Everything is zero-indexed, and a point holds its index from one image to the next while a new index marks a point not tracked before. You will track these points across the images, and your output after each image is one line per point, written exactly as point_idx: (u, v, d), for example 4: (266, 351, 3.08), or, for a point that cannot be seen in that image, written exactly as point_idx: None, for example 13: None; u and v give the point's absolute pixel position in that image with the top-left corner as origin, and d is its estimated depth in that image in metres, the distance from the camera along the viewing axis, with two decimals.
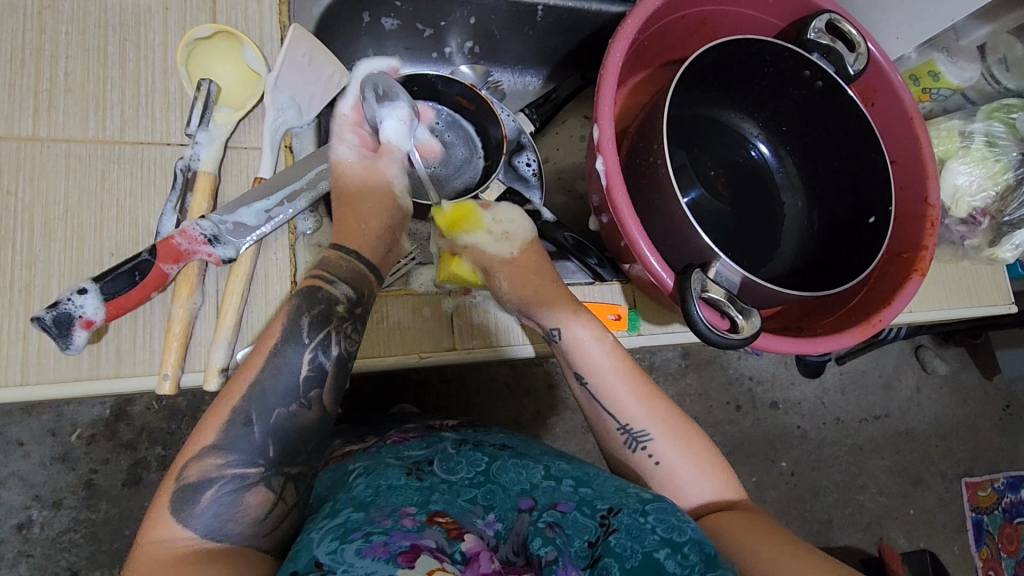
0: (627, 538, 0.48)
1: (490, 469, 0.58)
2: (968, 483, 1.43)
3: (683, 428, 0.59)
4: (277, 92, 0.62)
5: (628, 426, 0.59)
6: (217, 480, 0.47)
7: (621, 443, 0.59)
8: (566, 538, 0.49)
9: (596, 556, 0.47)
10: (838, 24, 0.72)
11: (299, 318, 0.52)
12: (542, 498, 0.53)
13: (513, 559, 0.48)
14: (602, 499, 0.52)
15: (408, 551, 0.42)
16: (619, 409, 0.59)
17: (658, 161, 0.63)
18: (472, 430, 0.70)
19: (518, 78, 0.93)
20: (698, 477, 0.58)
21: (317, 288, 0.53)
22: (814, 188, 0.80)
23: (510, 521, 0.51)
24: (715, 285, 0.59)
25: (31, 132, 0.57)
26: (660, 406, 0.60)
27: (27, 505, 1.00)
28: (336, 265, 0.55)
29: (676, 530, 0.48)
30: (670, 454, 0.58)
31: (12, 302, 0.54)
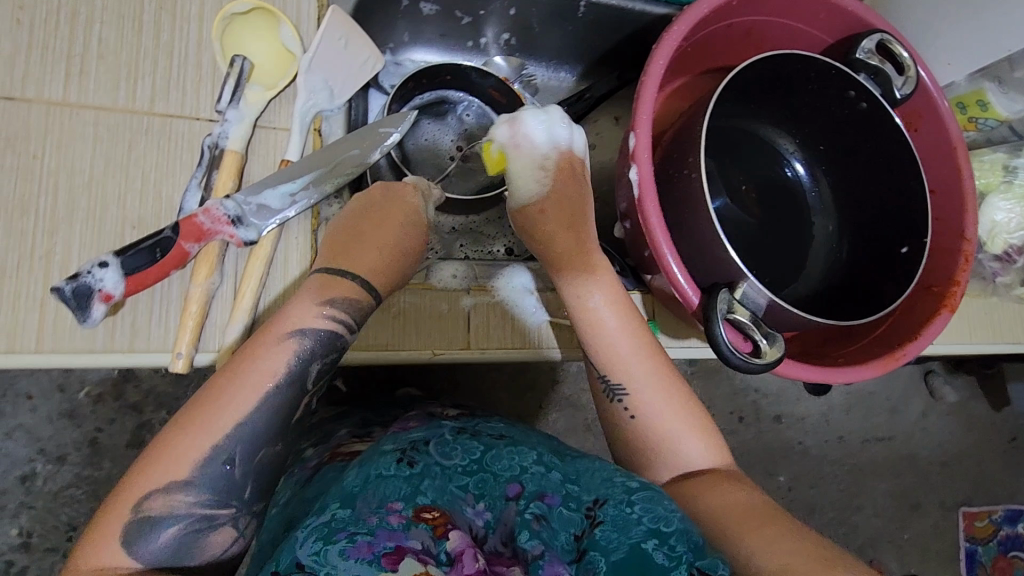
0: (613, 530, 0.49)
1: (484, 457, 0.57)
2: (965, 512, 1.41)
3: (667, 386, 0.59)
4: (310, 75, 0.62)
5: (607, 377, 0.59)
6: (183, 518, 0.45)
7: (600, 392, 0.60)
8: (552, 531, 0.51)
9: (581, 550, 0.49)
10: (889, 45, 0.69)
11: (309, 364, 0.50)
12: (529, 486, 0.54)
13: (500, 550, 0.50)
14: (589, 492, 0.53)
15: (393, 553, 0.44)
16: (599, 357, 0.60)
17: (692, 174, 0.61)
18: (472, 420, 0.69)
19: (553, 73, 0.91)
20: (686, 447, 0.57)
21: (338, 333, 0.51)
22: (846, 210, 0.77)
23: (498, 511, 0.52)
24: (741, 306, 0.58)
25: (62, 97, 0.56)
26: (646, 361, 0.59)
27: (31, 457, 1.02)
28: (364, 312, 0.53)
29: (663, 520, 0.48)
30: (648, 409, 0.58)
31: (32, 269, 0.53)
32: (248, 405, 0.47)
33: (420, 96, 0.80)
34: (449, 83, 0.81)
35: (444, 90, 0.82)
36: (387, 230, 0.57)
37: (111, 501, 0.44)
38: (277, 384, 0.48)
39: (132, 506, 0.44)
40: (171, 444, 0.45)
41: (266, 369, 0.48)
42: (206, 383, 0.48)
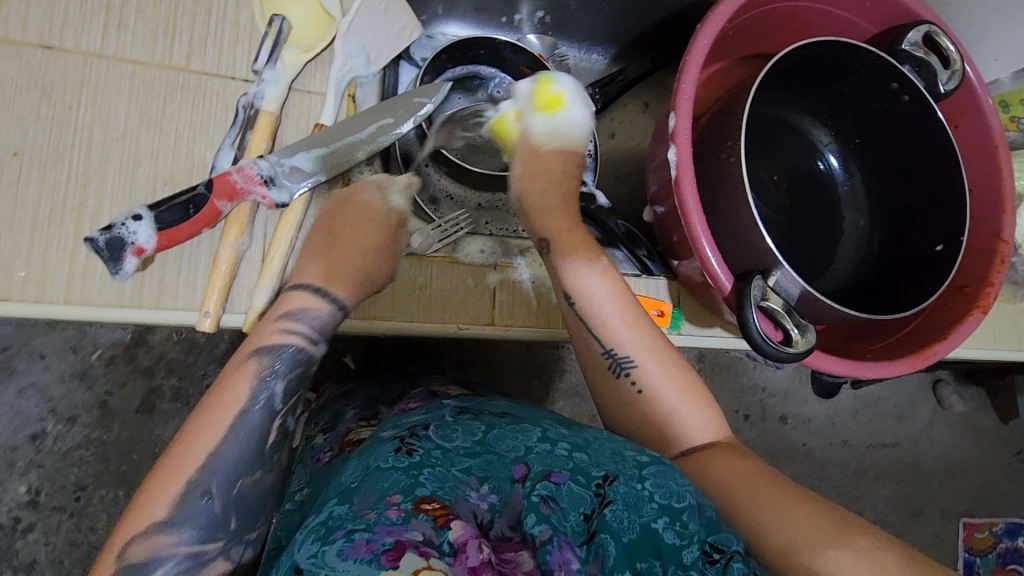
0: (624, 510, 0.46)
1: (487, 437, 0.55)
2: (966, 522, 1.41)
3: (668, 359, 0.58)
4: (348, 39, 0.61)
5: (612, 351, 0.58)
6: (169, 558, 0.45)
7: (604, 368, 0.58)
8: (562, 513, 0.46)
9: (593, 531, 0.45)
10: (937, 38, 0.68)
11: (275, 383, 0.51)
12: (536, 466, 0.50)
13: (508, 535, 0.46)
14: (597, 466, 0.50)
15: (393, 550, 0.40)
16: (605, 333, 0.58)
17: (730, 158, 0.60)
18: (472, 399, 0.69)
19: (585, 54, 0.90)
20: (687, 420, 0.56)
21: (295, 347, 0.52)
22: (878, 206, 0.76)
23: (504, 494, 0.49)
24: (775, 294, 0.57)
25: (99, 49, 0.56)
26: (650, 336, 0.59)
27: (42, 417, 1.02)
28: (326, 323, 0.54)
29: (674, 496, 0.47)
30: (653, 383, 0.57)
31: (64, 220, 0.53)
32: (216, 437, 0.48)
33: (452, 70, 0.79)
34: (482, 57, 0.79)
35: (476, 65, 0.80)
36: (355, 230, 0.58)
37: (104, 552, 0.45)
38: (245, 411, 0.49)
39: (115, 558, 0.45)
40: (152, 490, 0.46)
41: (230, 396, 0.49)
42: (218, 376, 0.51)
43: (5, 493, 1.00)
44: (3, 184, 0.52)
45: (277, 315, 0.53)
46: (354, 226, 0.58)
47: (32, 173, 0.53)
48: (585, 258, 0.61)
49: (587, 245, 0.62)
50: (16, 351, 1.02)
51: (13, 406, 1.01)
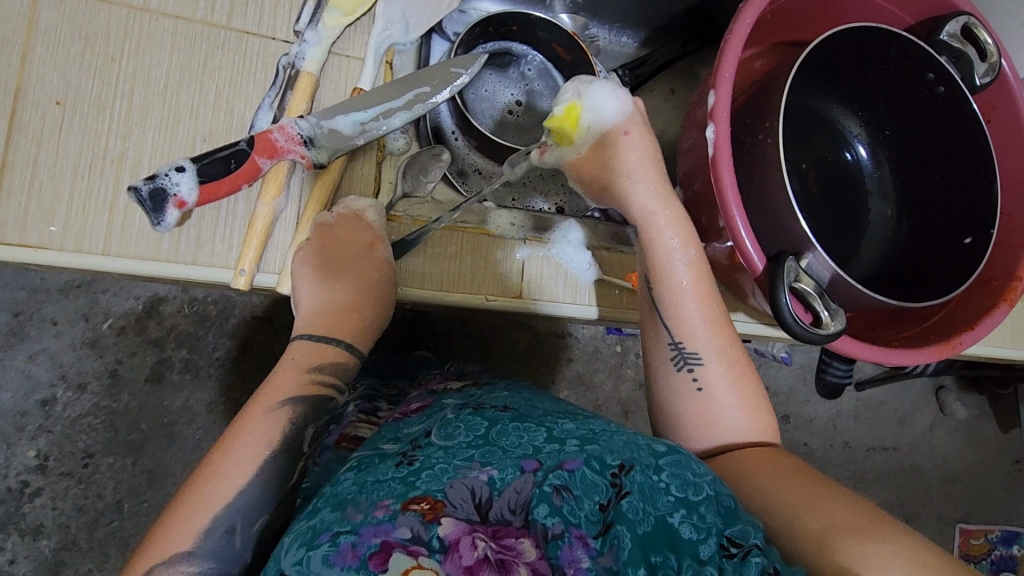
0: (640, 500, 0.43)
1: (491, 432, 0.51)
2: (962, 528, 1.40)
3: (735, 362, 0.56)
4: (389, 4, 0.61)
5: (680, 344, 0.56)
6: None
7: (667, 360, 0.56)
8: (575, 502, 0.43)
9: (608, 523, 0.42)
10: (975, 30, 0.68)
11: (305, 428, 0.49)
12: (548, 459, 0.45)
13: (508, 518, 0.42)
14: (613, 454, 0.46)
15: (379, 553, 0.38)
16: (677, 323, 0.57)
17: (768, 139, 0.60)
18: (478, 390, 0.65)
19: (615, 37, 0.89)
20: (738, 421, 0.54)
21: (327, 397, 0.52)
22: (906, 198, 0.76)
23: (508, 476, 0.44)
24: (807, 276, 0.58)
25: (142, 2, 0.55)
26: (721, 334, 0.57)
27: (52, 383, 1.01)
28: (347, 371, 0.54)
29: (690, 488, 0.44)
30: (716, 383, 0.55)
31: (103, 171, 0.53)
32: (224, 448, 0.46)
33: (483, 46, 0.77)
34: (513, 34, 0.78)
35: (508, 42, 0.79)
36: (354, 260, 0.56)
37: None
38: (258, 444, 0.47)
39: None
40: (173, 523, 0.43)
41: (257, 436, 0.47)
42: (243, 405, 0.50)
43: (13, 457, 0.99)
44: (44, 133, 0.52)
45: (308, 364, 0.52)
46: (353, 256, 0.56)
47: (75, 123, 0.53)
48: (673, 224, 0.59)
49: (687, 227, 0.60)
50: (27, 316, 1.01)
51: (22, 372, 1.00)
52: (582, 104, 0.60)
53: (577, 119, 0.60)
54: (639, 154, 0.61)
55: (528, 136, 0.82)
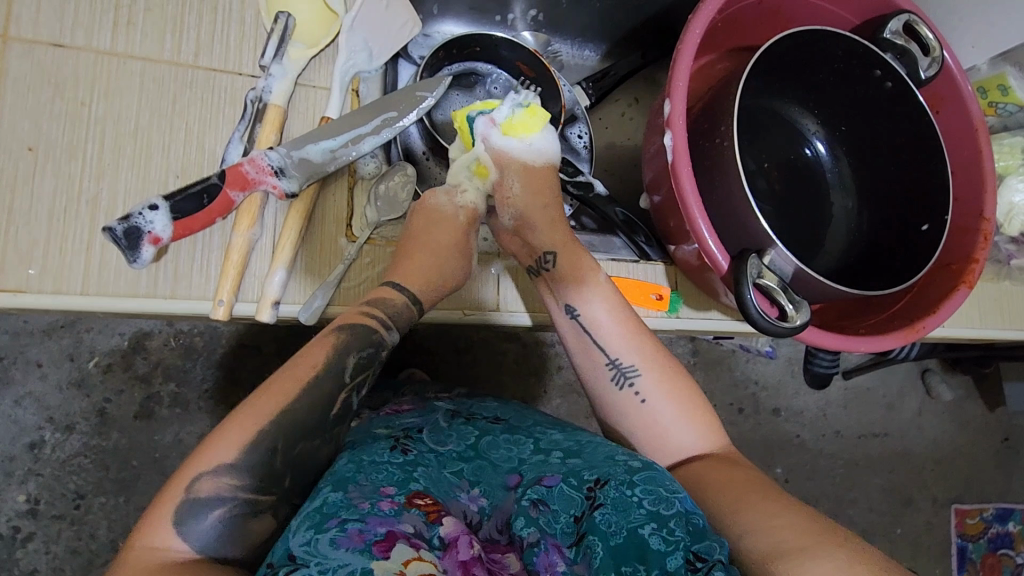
0: (613, 513, 0.44)
1: (480, 443, 0.54)
2: (956, 509, 1.42)
3: (667, 370, 0.60)
4: (352, 34, 0.63)
5: (617, 361, 0.60)
6: (228, 501, 0.45)
7: (607, 380, 0.60)
8: (551, 516, 0.46)
9: (581, 533, 0.45)
10: (917, 27, 0.70)
11: (347, 356, 0.52)
12: (529, 473, 0.50)
13: (495, 538, 0.47)
14: (590, 469, 0.48)
15: (384, 540, 0.40)
16: (606, 343, 0.60)
17: (724, 143, 0.63)
18: (466, 401, 0.65)
19: (577, 51, 0.91)
20: (685, 433, 0.57)
21: (372, 328, 0.54)
22: (866, 190, 0.79)
23: (495, 499, 0.49)
24: (770, 272, 0.60)
25: (110, 47, 0.57)
26: (651, 347, 0.60)
27: (40, 426, 1.00)
28: (396, 310, 0.57)
29: (663, 502, 0.44)
30: (656, 395, 0.58)
31: (79, 213, 0.54)
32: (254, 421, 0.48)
33: (448, 68, 0.80)
34: (477, 54, 0.81)
35: (472, 62, 0.82)
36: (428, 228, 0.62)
37: (165, 490, 0.45)
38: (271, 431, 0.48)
39: (184, 486, 0.44)
40: (224, 431, 0.46)
41: (309, 361, 0.51)
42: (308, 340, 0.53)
43: (4, 503, 0.98)
44: (19, 178, 0.53)
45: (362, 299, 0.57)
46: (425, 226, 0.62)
47: (48, 167, 0.54)
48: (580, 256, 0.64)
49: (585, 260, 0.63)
50: (11, 360, 1.01)
51: (9, 416, 1.00)
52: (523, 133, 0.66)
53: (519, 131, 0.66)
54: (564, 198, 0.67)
55: None
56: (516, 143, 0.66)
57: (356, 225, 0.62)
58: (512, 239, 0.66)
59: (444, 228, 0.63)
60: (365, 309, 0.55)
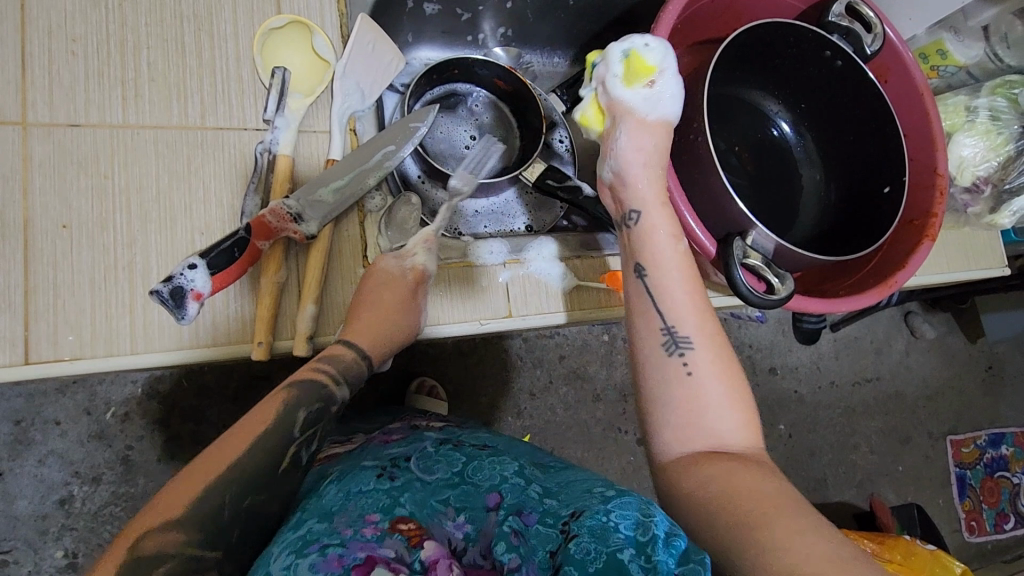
0: (591, 540, 0.43)
1: (465, 469, 0.56)
2: (952, 440, 1.51)
3: (721, 351, 0.56)
4: (344, 80, 0.67)
5: (672, 328, 0.56)
6: (186, 535, 0.44)
7: (658, 345, 0.56)
8: (531, 547, 0.47)
9: (558, 565, 0.43)
10: (857, 7, 0.76)
11: (298, 411, 0.53)
12: (508, 496, 0.51)
13: (480, 563, 0.48)
14: (568, 505, 0.48)
15: (362, 565, 0.41)
16: (670, 308, 0.57)
17: (698, 138, 0.69)
18: (456, 428, 0.69)
19: (547, 59, 0.96)
20: (727, 422, 0.53)
21: (322, 385, 0.55)
22: (831, 161, 0.85)
23: (478, 522, 0.50)
24: (753, 251, 0.65)
25: (122, 120, 0.61)
26: (709, 324, 0.57)
27: (67, 481, 1.03)
28: (346, 367, 0.58)
29: (640, 526, 0.43)
30: (705, 370, 0.55)
31: (118, 279, 0.58)
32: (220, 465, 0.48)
33: (430, 92, 0.84)
34: (456, 77, 0.86)
35: (452, 84, 0.86)
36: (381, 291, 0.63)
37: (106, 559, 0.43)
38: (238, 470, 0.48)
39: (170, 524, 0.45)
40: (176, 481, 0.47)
41: (259, 416, 0.51)
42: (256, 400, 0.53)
43: (42, 561, 1.01)
44: (58, 255, 0.57)
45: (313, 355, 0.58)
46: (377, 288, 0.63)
47: (83, 242, 0.58)
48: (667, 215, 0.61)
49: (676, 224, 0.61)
50: (30, 422, 1.03)
51: (35, 477, 1.02)
52: (654, 71, 0.61)
53: (642, 70, 0.61)
54: (654, 142, 0.61)
55: None
56: (635, 93, 0.61)
57: (371, 254, 0.67)
58: (609, 193, 0.63)
59: (399, 289, 0.64)
60: (315, 366, 0.57)
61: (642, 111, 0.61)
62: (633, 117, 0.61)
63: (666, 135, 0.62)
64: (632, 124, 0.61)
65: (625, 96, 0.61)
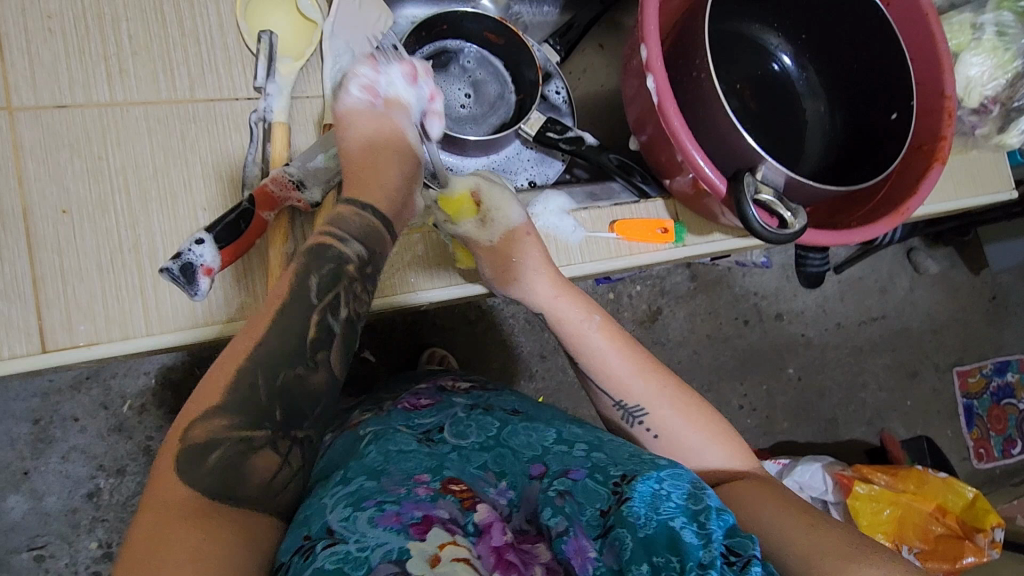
0: (641, 506, 0.45)
1: (501, 433, 0.56)
2: (958, 372, 1.52)
3: (680, 399, 0.60)
4: (333, 40, 0.65)
5: (622, 402, 0.61)
6: (222, 443, 0.47)
7: (618, 419, 0.61)
8: (578, 506, 0.48)
9: (608, 526, 0.46)
10: None
11: (308, 278, 0.52)
12: (553, 464, 0.51)
13: (526, 528, 0.48)
14: (616, 466, 0.50)
15: (420, 523, 0.42)
16: (611, 387, 0.61)
17: (703, 75, 0.67)
18: (483, 392, 0.67)
19: (536, 8, 0.93)
20: (712, 454, 0.59)
21: (329, 245, 0.54)
22: (836, 92, 0.83)
23: (521, 488, 0.50)
24: (765, 186, 0.65)
25: (110, 98, 0.59)
26: (654, 379, 0.61)
27: (93, 475, 1.04)
28: (348, 221, 0.55)
29: (691, 497, 0.46)
30: (669, 427, 0.59)
31: (125, 261, 0.57)
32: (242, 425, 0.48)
33: (420, 50, 0.82)
34: (444, 33, 0.83)
35: (441, 40, 0.83)
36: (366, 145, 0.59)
37: (168, 442, 0.47)
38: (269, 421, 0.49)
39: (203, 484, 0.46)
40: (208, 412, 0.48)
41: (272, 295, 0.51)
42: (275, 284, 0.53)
43: (78, 553, 1.02)
44: (62, 241, 0.56)
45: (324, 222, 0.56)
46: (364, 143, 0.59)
47: (86, 226, 0.57)
48: (569, 301, 0.63)
49: (582, 299, 0.64)
50: (48, 420, 1.03)
51: (60, 473, 1.03)
52: (469, 196, 0.63)
53: (461, 204, 0.63)
54: (536, 255, 0.64)
55: (482, 124, 0.86)
56: (471, 223, 0.63)
57: None
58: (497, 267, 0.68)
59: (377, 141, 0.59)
60: (323, 228, 0.55)
61: (486, 236, 0.63)
62: (485, 246, 0.63)
63: (516, 244, 0.63)
64: (491, 249, 0.63)
65: (472, 233, 0.63)
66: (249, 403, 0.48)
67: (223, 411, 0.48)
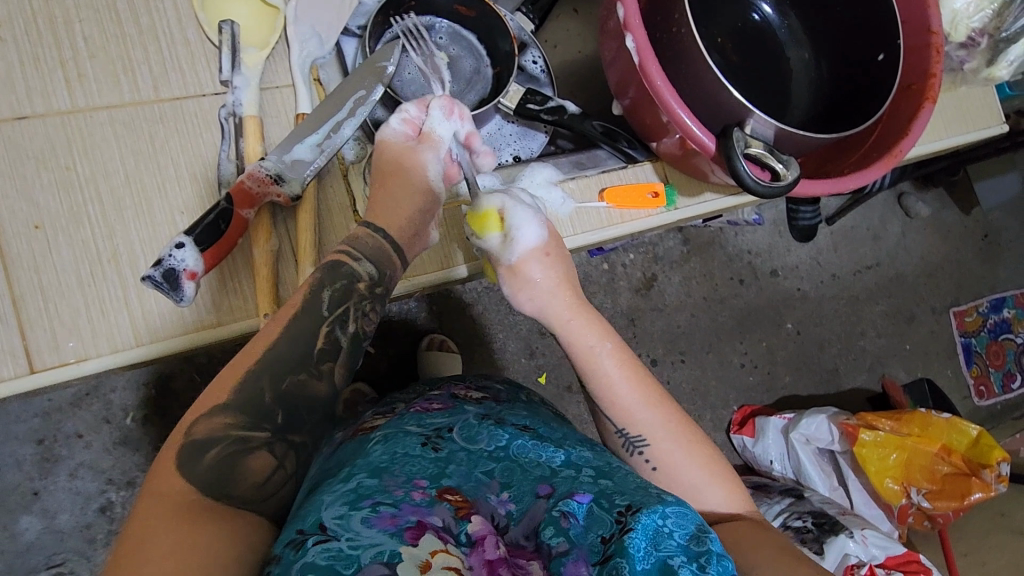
0: (642, 539, 0.42)
1: (511, 445, 0.54)
2: (955, 313, 1.52)
3: (685, 437, 0.59)
4: (298, 25, 0.63)
5: (625, 430, 0.59)
6: (221, 440, 0.47)
7: (619, 447, 0.60)
8: (581, 529, 0.44)
9: (608, 554, 0.42)
10: None
11: (321, 291, 0.55)
12: (560, 486, 0.48)
13: (522, 543, 0.45)
14: (622, 495, 0.46)
15: (415, 528, 0.42)
16: (617, 413, 0.60)
17: (683, 30, 0.65)
18: (495, 403, 0.65)
19: None
20: (710, 496, 0.57)
21: (344, 262, 0.56)
22: (818, 37, 0.81)
23: (524, 504, 0.48)
24: (754, 140, 0.63)
25: (71, 104, 0.57)
26: (662, 413, 0.60)
27: (103, 489, 1.03)
28: (363, 243, 0.58)
29: (694, 538, 0.43)
30: (670, 462, 0.58)
31: (106, 272, 0.56)
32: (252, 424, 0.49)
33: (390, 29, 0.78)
34: (413, 10, 0.80)
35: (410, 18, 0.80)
36: (395, 178, 0.62)
37: (167, 445, 0.47)
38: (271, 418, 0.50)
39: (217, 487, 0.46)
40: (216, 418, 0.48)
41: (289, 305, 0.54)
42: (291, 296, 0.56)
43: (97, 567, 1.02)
44: (37, 257, 0.54)
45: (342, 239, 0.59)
46: (392, 172, 0.62)
47: (61, 240, 0.55)
48: (588, 327, 0.62)
49: (600, 322, 0.63)
50: (52, 439, 1.02)
51: (69, 490, 1.02)
52: (497, 212, 0.61)
53: (488, 221, 0.61)
54: (552, 276, 0.62)
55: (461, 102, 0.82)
56: (496, 237, 0.62)
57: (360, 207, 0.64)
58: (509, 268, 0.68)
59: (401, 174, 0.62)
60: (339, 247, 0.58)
61: (507, 254, 0.62)
62: (505, 262, 0.62)
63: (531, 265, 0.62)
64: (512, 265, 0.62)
65: (496, 246, 0.62)
66: (249, 402, 0.49)
67: (226, 408, 0.49)
